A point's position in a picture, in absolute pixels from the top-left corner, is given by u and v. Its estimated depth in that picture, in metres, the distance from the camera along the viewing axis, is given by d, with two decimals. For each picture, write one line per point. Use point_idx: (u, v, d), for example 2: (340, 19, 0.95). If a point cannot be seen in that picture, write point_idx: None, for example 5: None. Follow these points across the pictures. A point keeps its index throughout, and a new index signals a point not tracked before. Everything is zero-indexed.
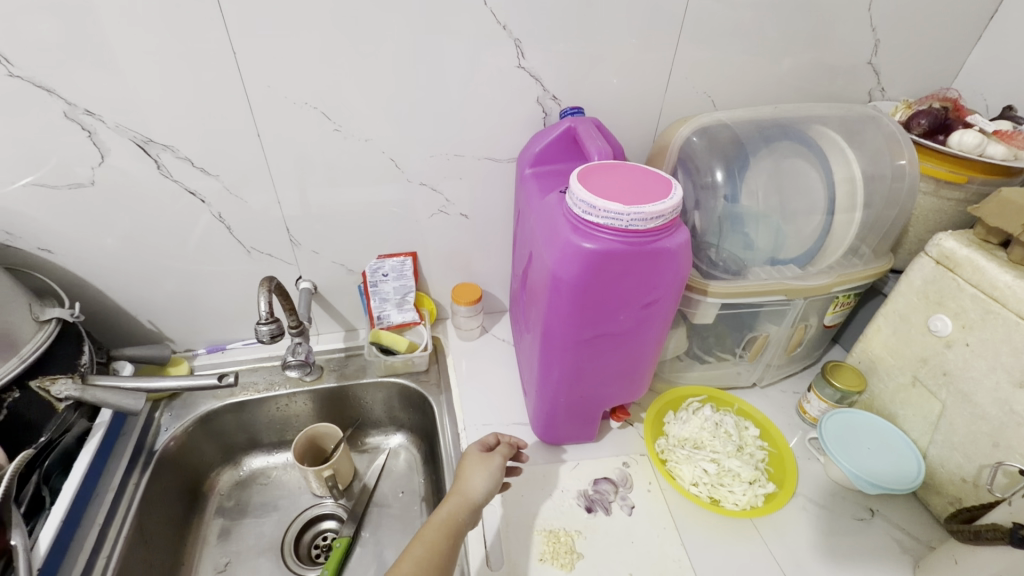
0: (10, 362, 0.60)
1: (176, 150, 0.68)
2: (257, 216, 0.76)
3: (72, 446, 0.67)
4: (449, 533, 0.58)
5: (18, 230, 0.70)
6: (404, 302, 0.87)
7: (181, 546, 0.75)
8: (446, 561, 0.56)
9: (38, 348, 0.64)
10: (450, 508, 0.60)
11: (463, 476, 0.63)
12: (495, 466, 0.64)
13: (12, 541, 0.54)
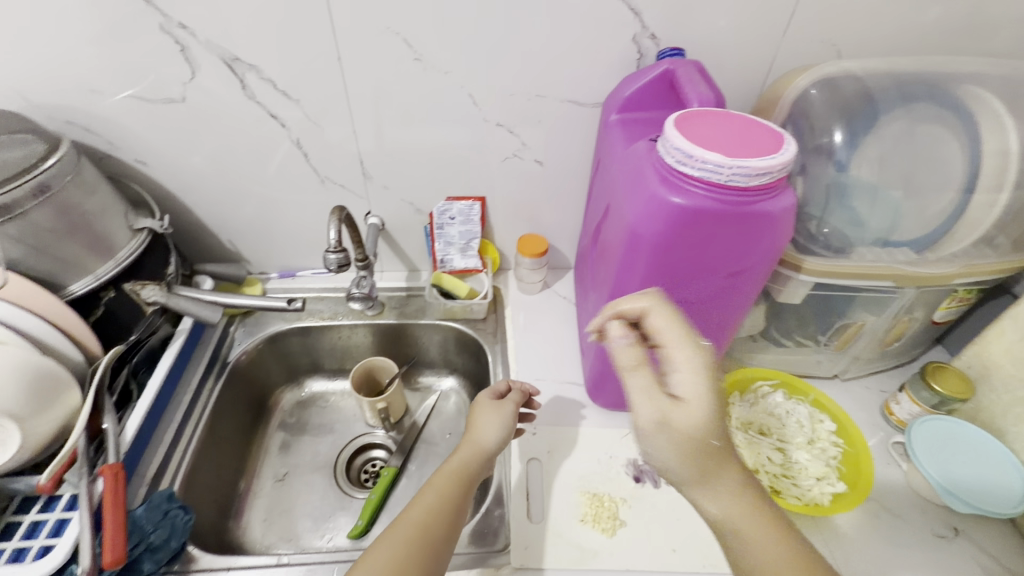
0: (108, 264, 0.65)
1: (260, 71, 0.67)
2: (333, 146, 0.76)
3: (157, 347, 0.73)
4: (462, 479, 0.58)
5: (118, 141, 0.73)
6: (468, 248, 0.86)
7: (247, 452, 0.81)
8: (461, 504, 0.56)
9: (132, 255, 0.68)
10: (462, 454, 0.60)
11: (475, 424, 0.63)
12: (510, 413, 0.64)
13: (105, 424, 0.60)
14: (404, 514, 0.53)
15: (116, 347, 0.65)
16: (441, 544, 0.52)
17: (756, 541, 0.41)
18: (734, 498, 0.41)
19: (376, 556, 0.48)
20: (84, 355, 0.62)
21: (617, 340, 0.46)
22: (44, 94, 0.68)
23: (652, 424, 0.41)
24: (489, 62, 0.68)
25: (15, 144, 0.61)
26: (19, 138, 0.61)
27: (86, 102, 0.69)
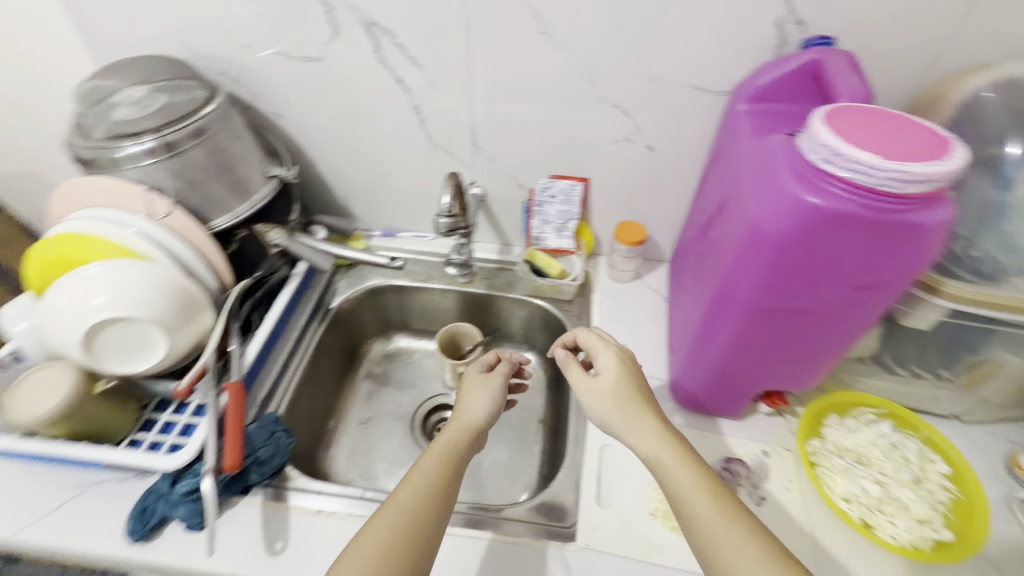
0: (243, 207, 0.72)
1: (393, 35, 0.70)
2: (450, 114, 0.77)
3: (275, 285, 0.80)
4: (450, 463, 0.55)
5: (259, 94, 0.79)
6: (564, 229, 0.86)
7: (339, 393, 0.88)
8: (450, 490, 0.53)
9: (264, 198, 0.74)
10: (447, 435, 0.58)
11: (464, 404, 0.61)
12: (497, 387, 0.63)
13: (230, 348, 0.67)
14: (388, 505, 0.50)
15: (245, 280, 0.73)
16: (432, 532, 0.49)
17: (673, 468, 0.51)
18: (654, 435, 0.54)
19: (361, 549, 0.46)
20: (218, 283, 0.69)
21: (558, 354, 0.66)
22: (204, 46, 0.74)
23: (586, 391, 0.59)
24: (617, 40, 0.66)
25: (181, 90, 0.68)
26: (184, 84, 0.68)
27: (238, 55, 0.74)
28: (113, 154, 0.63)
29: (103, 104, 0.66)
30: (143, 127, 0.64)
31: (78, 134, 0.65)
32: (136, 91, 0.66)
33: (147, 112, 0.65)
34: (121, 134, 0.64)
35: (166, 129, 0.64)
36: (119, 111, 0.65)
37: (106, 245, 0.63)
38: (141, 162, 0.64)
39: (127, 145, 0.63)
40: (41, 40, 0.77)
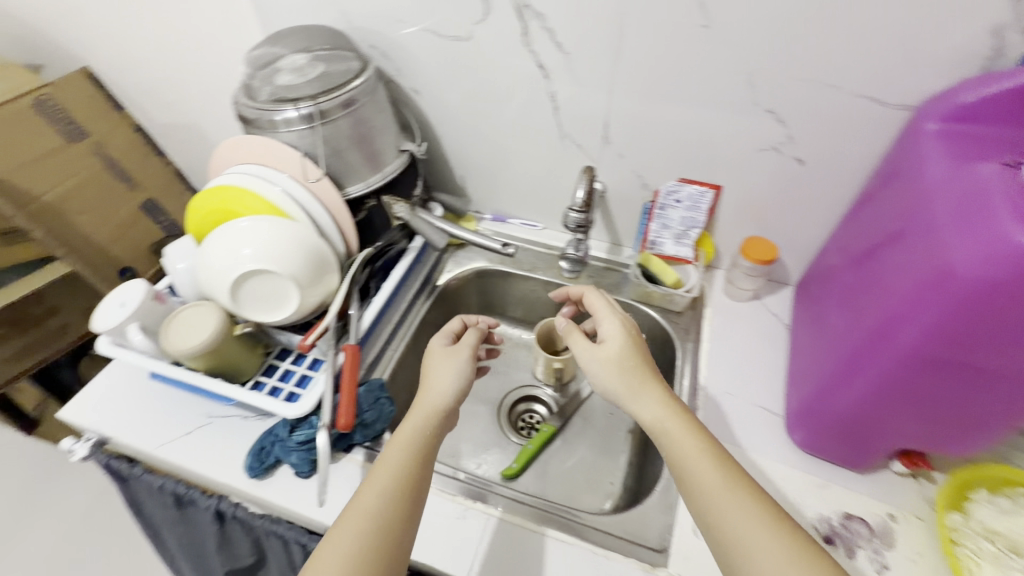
0: (375, 178, 0.75)
1: (544, 19, 0.68)
2: (586, 105, 0.75)
3: (393, 256, 0.83)
4: (416, 450, 0.54)
5: (402, 69, 0.81)
6: (685, 236, 0.81)
7: None
8: (419, 479, 0.53)
9: (395, 170, 0.77)
10: (414, 417, 0.56)
11: (428, 385, 0.59)
12: (462, 360, 0.61)
13: (351, 312, 0.70)
14: (354, 506, 0.50)
15: (368, 248, 0.76)
16: (404, 524, 0.49)
17: (680, 436, 0.51)
18: (660, 405, 0.54)
19: (335, 544, 0.47)
20: (345, 248, 0.73)
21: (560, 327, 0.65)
22: (360, 18, 0.77)
23: (591, 361, 0.58)
24: (790, 39, 0.60)
25: (338, 61, 0.71)
26: (340, 56, 0.72)
27: (390, 29, 0.76)
28: (271, 117, 0.67)
29: (270, 69, 0.70)
30: (301, 94, 0.67)
31: (244, 95, 0.70)
32: (299, 59, 0.70)
33: (306, 80, 0.68)
34: (280, 99, 0.67)
35: (320, 97, 0.67)
36: (282, 77, 0.69)
37: (258, 201, 0.68)
38: (293, 127, 0.68)
39: (285, 109, 0.67)
40: (219, 5, 0.84)
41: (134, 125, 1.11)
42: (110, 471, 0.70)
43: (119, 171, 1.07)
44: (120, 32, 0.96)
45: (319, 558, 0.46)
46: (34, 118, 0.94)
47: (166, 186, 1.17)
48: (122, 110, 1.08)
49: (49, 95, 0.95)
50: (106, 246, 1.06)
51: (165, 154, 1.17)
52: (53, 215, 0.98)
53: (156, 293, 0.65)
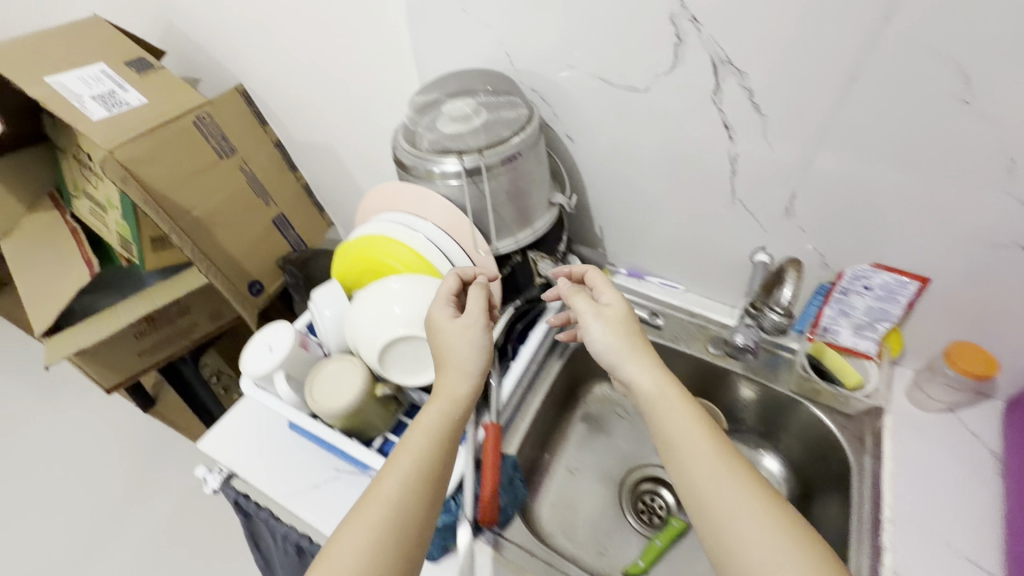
0: (526, 233, 0.70)
1: (746, 78, 0.59)
2: (774, 172, 0.65)
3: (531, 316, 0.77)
4: (438, 437, 0.51)
5: (560, 115, 0.75)
6: (869, 328, 0.70)
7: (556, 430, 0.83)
8: (444, 467, 0.50)
9: (543, 224, 0.71)
10: (436, 404, 0.52)
11: (450, 366, 0.55)
12: (479, 333, 0.56)
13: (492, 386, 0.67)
14: (374, 494, 0.47)
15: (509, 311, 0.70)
16: (427, 515, 0.47)
17: (670, 406, 0.53)
18: (656, 375, 0.55)
19: (360, 531, 0.44)
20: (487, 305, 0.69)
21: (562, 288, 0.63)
22: (525, 61, 0.72)
23: (592, 329, 0.59)
24: None
25: (503, 109, 0.66)
26: (505, 104, 0.67)
27: (557, 74, 0.70)
28: (432, 168, 0.64)
29: (433, 115, 0.67)
30: (466, 147, 0.63)
31: (404, 141, 0.67)
32: (464, 107, 0.66)
33: (471, 131, 0.65)
34: (444, 149, 0.64)
35: (485, 151, 0.63)
36: (446, 125, 0.66)
37: (407, 252, 0.66)
38: (453, 180, 0.64)
39: (448, 161, 0.63)
40: (377, 36, 0.83)
41: (274, 141, 1.14)
42: (235, 504, 0.70)
43: (258, 185, 1.11)
44: (277, 55, 0.98)
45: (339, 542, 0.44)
46: (194, 134, 0.98)
47: (294, 200, 1.20)
48: (264, 127, 1.12)
49: (207, 113, 1.00)
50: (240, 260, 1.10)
51: (297, 169, 1.21)
52: (200, 230, 1.01)
53: (301, 340, 0.64)
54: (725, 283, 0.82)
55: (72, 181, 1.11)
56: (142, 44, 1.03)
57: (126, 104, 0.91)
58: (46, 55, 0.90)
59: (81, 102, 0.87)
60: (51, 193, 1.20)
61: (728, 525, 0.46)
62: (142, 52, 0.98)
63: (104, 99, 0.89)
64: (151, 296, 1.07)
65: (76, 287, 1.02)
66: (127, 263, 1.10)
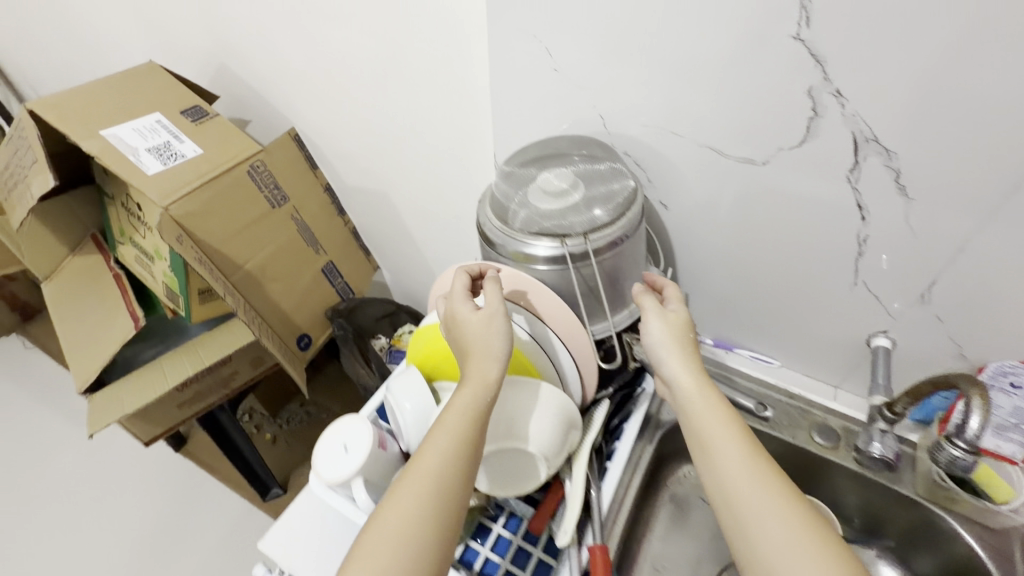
0: (624, 316, 0.63)
1: (895, 158, 0.52)
2: (911, 258, 0.57)
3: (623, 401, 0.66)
4: (472, 419, 0.49)
5: (655, 181, 0.68)
6: (1011, 427, 0.59)
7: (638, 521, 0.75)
8: (475, 452, 0.49)
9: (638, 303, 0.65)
10: (470, 385, 0.51)
11: (481, 352, 0.52)
12: (504, 322, 0.53)
13: (595, 498, 0.56)
14: (412, 470, 0.48)
15: (605, 404, 0.63)
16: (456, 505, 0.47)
17: (703, 415, 0.52)
18: (697, 381, 0.53)
19: (401, 507, 0.46)
20: (580, 397, 0.63)
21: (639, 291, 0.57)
22: (621, 125, 0.65)
23: (654, 329, 0.56)
24: None
25: (602, 184, 0.61)
26: (604, 177, 0.61)
27: (660, 140, 0.64)
28: (528, 250, 0.58)
29: (524, 192, 0.62)
30: (568, 227, 0.57)
31: (492, 218, 0.61)
32: (560, 181, 0.60)
33: (569, 209, 0.59)
34: (541, 230, 0.58)
35: (590, 233, 0.57)
36: (541, 201, 0.60)
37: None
38: (552, 265, 0.58)
39: (549, 244, 0.57)
40: (451, 89, 0.77)
41: (324, 184, 1.09)
42: None
43: (308, 234, 1.07)
44: (335, 102, 0.93)
45: (384, 513, 0.46)
46: (247, 184, 0.94)
47: (342, 246, 1.15)
48: (315, 171, 1.07)
49: (261, 161, 0.95)
50: (290, 312, 1.07)
51: (345, 212, 1.15)
52: (251, 283, 0.98)
53: (379, 438, 0.59)
54: (829, 363, 0.74)
55: (118, 226, 1.07)
56: (196, 89, 0.99)
57: (181, 156, 0.87)
58: (102, 106, 0.86)
59: (137, 156, 0.83)
60: (93, 235, 1.16)
61: (753, 523, 0.45)
62: (197, 98, 0.94)
63: (159, 151, 0.85)
64: (196, 350, 1.01)
65: (120, 342, 0.97)
66: (172, 313, 1.06)
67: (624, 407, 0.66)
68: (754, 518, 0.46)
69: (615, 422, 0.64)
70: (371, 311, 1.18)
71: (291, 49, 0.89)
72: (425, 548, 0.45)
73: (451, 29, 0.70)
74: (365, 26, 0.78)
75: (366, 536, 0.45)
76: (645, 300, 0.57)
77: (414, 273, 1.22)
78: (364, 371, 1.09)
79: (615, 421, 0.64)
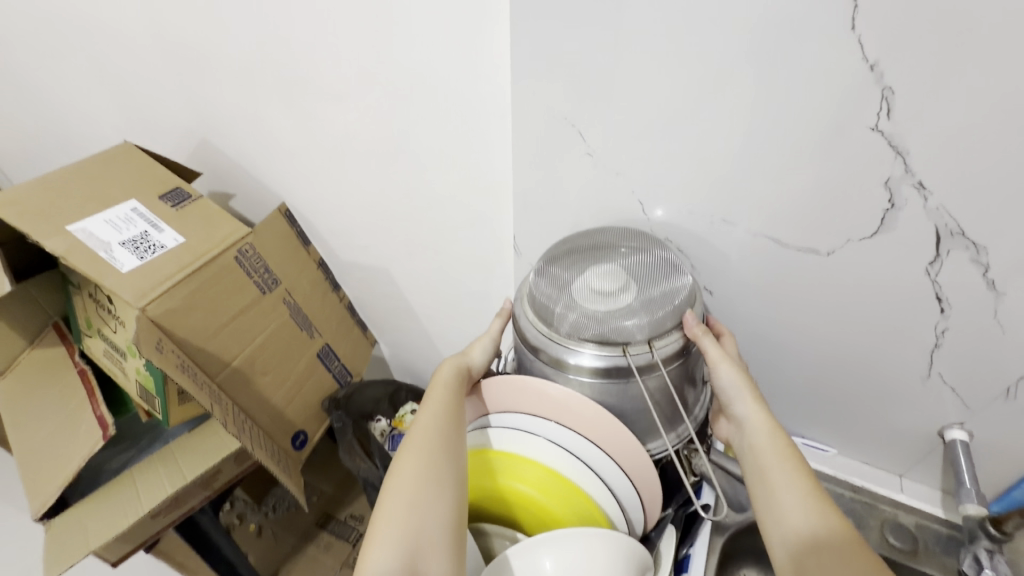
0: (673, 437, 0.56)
1: (983, 252, 0.47)
2: (996, 352, 0.52)
3: (686, 523, 0.60)
4: (455, 386, 0.57)
5: (702, 268, 0.63)
6: None
7: None
8: (455, 413, 0.55)
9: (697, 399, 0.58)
10: (450, 364, 0.59)
11: (459, 353, 0.62)
12: (488, 339, 0.64)
13: None
14: (412, 435, 0.53)
15: (672, 533, 0.57)
16: (441, 452, 0.52)
17: (770, 458, 0.48)
18: (762, 423, 0.50)
19: (404, 469, 0.50)
20: (642, 528, 0.55)
21: (691, 324, 0.53)
22: (665, 212, 0.60)
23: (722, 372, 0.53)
24: None
25: (656, 280, 0.55)
26: (657, 271, 0.55)
27: (708, 228, 0.58)
28: (583, 361, 0.52)
29: (567, 293, 0.55)
30: (629, 336, 0.52)
31: (536, 322, 0.56)
32: (611, 279, 0.54)
33: (626, 312, 0.53)
34: (598, 338, 0.52)
35: (655, 340, 0.52)
36: (588, 302, 0.54)
37: (492, 454, 0.56)
38: (613, 376, 0.52)
39: (610, 355, 0.52)
40: (465, 168, 0.71)
41: (317, 260, 1.01)
42: None
43: (301, 317, 0.98)
44: (334, 179, 0.86)
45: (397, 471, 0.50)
46: (234, 271, 0.85)
47: (338, 324, 1.07)
48: (308, 248, 0.99)
49: (250, 245, 0.87)
50: (282, 407, 0.96)
51: (339, 288, 1.07)
52: (240, 380, 0.87)
53: None
54: (891, 452, 0.68)
55: (84, 317, 0.95)
56: (176, 167, 0.90)
57: (160, 246, 0.78)
58: (68, 195, 0.77)
59: (110, 252, 0.74)
60: (56, 324, 1.04)
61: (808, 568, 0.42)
62: (177, 180, 0.86)
63: (135, 244, 0.76)
64: (179, 464, 0.89)
65: (86, 454, 0.84)
66: (146, 414, 0.93)
67: (689, 530, 0.60)
68: (805, 540, 0.43)
69: (683, 550, 0.59)
70: (370, 392, 1.10)
71: (282, 126, 0.83)
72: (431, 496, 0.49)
73: (468, 108, 0.64)
74: (370, 106, 0.71)
75: (380, 502, 0.49)
76: (701, 334, 0.53)
77: (415, 349, 1.13)
78: (365, 465, 0.98)
79: (682, 549, 0.58)
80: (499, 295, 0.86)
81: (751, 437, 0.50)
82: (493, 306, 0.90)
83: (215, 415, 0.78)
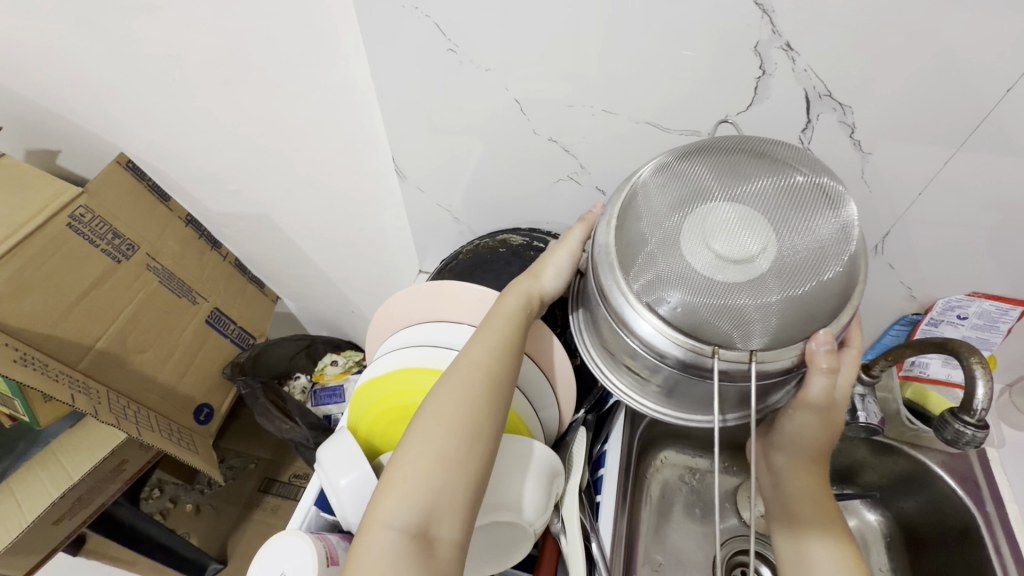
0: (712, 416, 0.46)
1: (849, 112, 0.47)
2: (864, 213, 0.55)
3: (603, 422, 0.61)
4: (516, 323, 0.51)
5: (593, 166, 0.59)
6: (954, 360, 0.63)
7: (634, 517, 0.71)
8: (504, 375, 0.49)
9: (783, 398, 0.49)
10: (517, 293, 0.52)
11: (530, 275, 0.54)
12: (565, 259, 0.53)
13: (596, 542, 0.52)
14: (464, 360, 0.49)
15: (583, 434, 0.59)
16: (487, 418, 0.47)
17: (801, 496, 0.55)
18: (804, 475, 0.54)
19: (447, 411, 0.47)
20: (556, 427, 0.60)
21: (817, 347, 0.40)
22: (544, 107, 0.55)
23: (812, 395, 0.46)
24: None
25: (810, 244, 0.38)
26: (813, 232, 0.38)
27: (591, 121, 0.55)
28: (658, 342, 0.41)
29: (679, 231, 0.39)
30: (727, 337, 0.40)
31: (613, 265, 0.42)
32: (738, 235, 0.38)
33: (737, 294, 0.38)
34: (677, 316, 0.40)
35: (760, 351, 0.40)
36: (707, 266, 0.38)
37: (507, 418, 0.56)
38: (688, 369, 0.41)
39: (695, 350, 0.40)
40: (320, 84, 0.61)
41: (183, 217, 0.88)
42: None
43: (175, 282, 0.87)
44: (173, 118, 0.73)
45: (426, 426, 0.47)
46: (71, 242, 0.73)
47: (226, 286, 0.96)
48: (168, 203, 0.86)
49: (86, 207, 0.75)
50: (173, 383, 0.87)
51: (220, 244, 0.95)
52: (110, 364, 0.78)
53: (328, 552, 0.48)
54: None
55: None
56: None
57: None
58: None
59: None
60: None
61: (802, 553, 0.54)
62: None
63: None
64: (63, 464, 0.81)
65: None
66: (10, 418, 0.82)
67: (604, 429, 0.61)
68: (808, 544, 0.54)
69: (598, 448, 0.61)
70: (282, 350, 1.02)
71: (87, 57, 0.67)
72: (459, 465, 0.45)
73: (305, 9, 0.54)
74: (183, 15, 0.58)
75: (407, 451, 0.46)
76: (818, 367, 0.41)
77: (322, 299, 1.05)
78: (286, 425, 0.93)
79: (598, 446, 0.60)
80: (395, 225, 0.80)
81: (791, 480, 0.55)
82: (393, 239, 0.83)
83: (83, 408, 0.69)
